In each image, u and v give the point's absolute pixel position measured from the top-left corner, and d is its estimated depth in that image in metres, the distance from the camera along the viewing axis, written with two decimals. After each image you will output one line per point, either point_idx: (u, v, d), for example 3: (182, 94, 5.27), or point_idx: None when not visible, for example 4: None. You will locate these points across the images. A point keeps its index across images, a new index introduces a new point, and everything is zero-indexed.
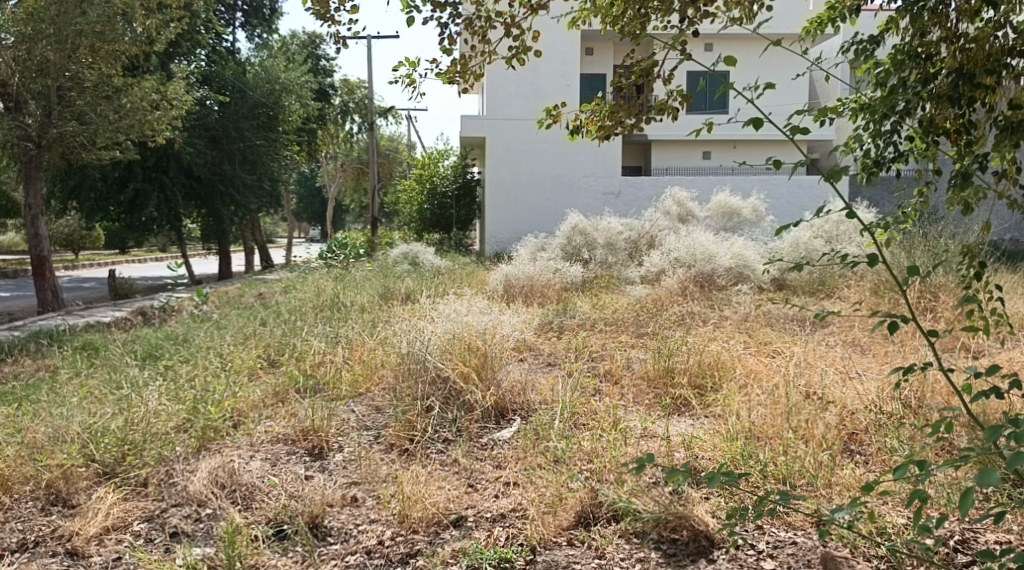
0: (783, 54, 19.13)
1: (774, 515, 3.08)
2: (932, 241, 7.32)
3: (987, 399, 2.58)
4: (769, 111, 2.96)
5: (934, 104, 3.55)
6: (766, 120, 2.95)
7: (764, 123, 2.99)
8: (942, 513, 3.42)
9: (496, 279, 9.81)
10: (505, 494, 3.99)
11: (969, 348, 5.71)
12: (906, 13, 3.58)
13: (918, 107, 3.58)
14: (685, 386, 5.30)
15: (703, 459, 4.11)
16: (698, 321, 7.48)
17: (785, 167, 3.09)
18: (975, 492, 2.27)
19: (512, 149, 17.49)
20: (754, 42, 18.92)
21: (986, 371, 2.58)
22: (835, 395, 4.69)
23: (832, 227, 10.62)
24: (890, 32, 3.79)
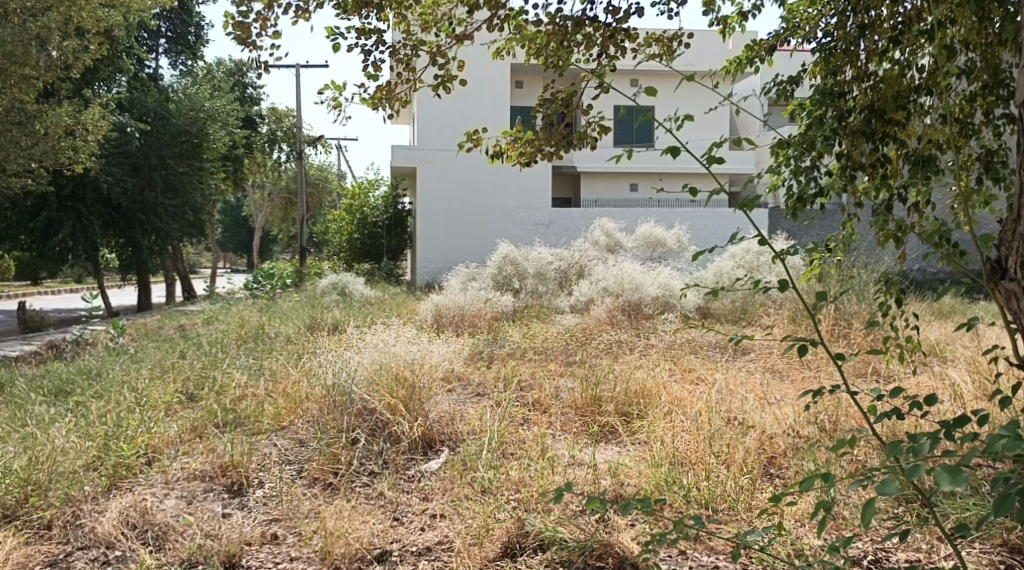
0: (695, 88, 19.71)
1: (692, 539, 3.12)
2: (849, 273, 7.61)
3: (890, 420, 2.62)
4: (686, 141, 2.98)
5: (849, 141, 3.70)
6: (684, 148, 2.98)
7: (681, 151, 3.00)
8: (854, 533, 3.52)
9: (427, 309, 9.79)
10: (431, 526, 3.94)
11: (881, 373, 5.94)
12: (819, 54, 3.79)
13: (834, 143, 3.74)
14: (612, 413, 5.35)
15: (628, 485, 4.15)
16: (626, 349, 7.58)
17: (700, 196, 3.04)
18: (877, 504, 2.30)
19: (442, 180, 17.49)
20: (669, 77, 19.36)
21: (889, 392, 2.63)
22: (756, 420, 4.80)
23: (752, 257, 10.92)
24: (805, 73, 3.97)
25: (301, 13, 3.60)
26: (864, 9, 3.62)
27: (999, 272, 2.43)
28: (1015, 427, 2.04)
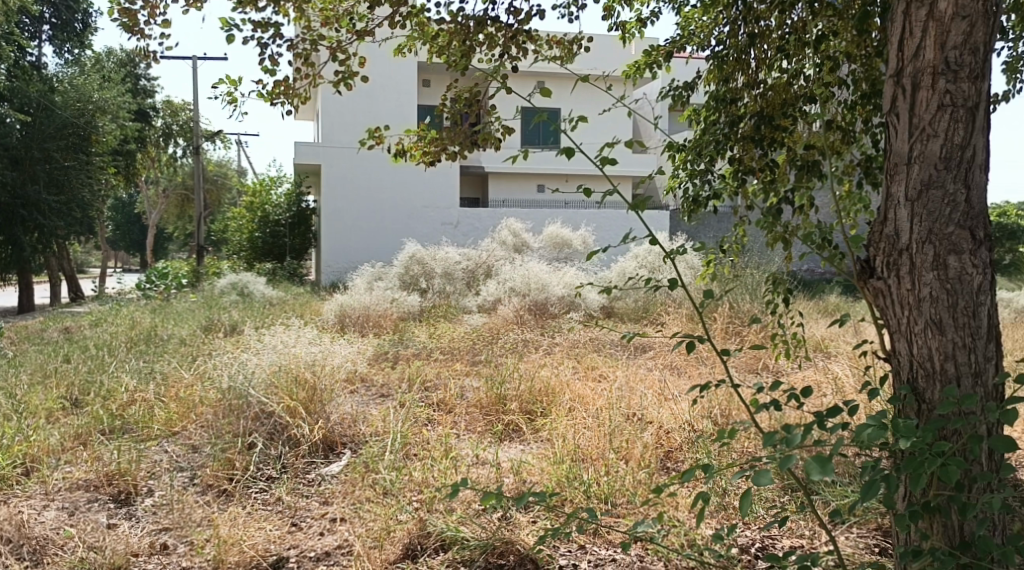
0: (589, 91, 20.23)
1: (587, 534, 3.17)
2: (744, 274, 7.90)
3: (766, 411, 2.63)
4: (579, 142, 3.02)
5: (740, 146, 3.84)
6: (578, 150, 3.01)
7: (575, 152, 3.04)
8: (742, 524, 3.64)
9: (330, 309, 9.62)
10: (331, 531, 3.87)
11: (773, 369, 6.17)
12: (713, 61, 3.92)
13: (727, 148, 3.89)
14: (516, 412, 5.39)
15: (530, 483, 4.18)
16: (530, 348, 7.63)
17: (594, 198, 3.02)
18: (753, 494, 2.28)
19: (346, 178, 17.19)
20: (564, 79, 19.85)
21: (766, 383, 2.63)
22: (653, 415, 4.92)
23: (654, 258, 11.20)
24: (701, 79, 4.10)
25: (192, 2, 3.47)
26: (754, 18, 3.74)
27: (868, 270, 2.55)
28: (878, 416, 2.11)
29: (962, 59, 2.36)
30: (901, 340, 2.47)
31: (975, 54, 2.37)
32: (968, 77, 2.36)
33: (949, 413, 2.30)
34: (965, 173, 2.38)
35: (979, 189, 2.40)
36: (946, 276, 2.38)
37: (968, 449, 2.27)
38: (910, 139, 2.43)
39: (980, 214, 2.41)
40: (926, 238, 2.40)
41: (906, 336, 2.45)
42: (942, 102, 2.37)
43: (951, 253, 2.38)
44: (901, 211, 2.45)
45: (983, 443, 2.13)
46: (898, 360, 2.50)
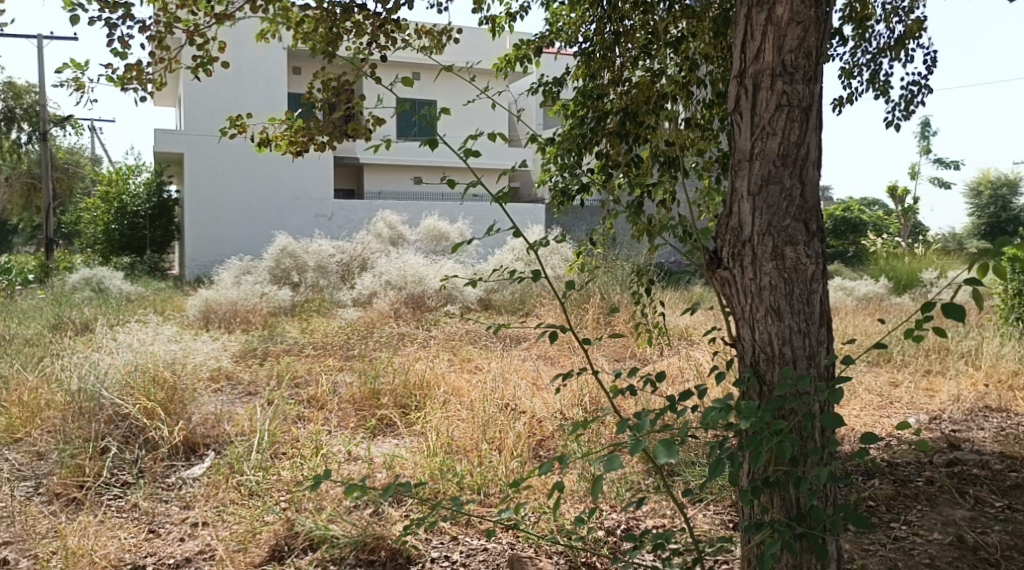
0: (453, 80, 20.26)
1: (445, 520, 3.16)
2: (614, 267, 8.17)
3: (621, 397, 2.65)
4: (443, 133, 3.00)
5: (607, 141, 3.96)
6: (441, 141, 2.98)
7: (439, 143, 3.01)
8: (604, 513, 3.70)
9: (195, 304, 9.22)
10: (191, 536, 3.72)
11: (642, 357, 6.39)
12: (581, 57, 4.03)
13: (594, 142, 3.99)
14: (390, 406, 5.33)
15: (403, 477, 4.15)
16: (405, 341, 7.57)
17: (459, 189, 2.97)
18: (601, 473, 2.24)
19: (212, 168, 16.49)
20: (429, 68, 19.78)
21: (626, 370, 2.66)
22: (526, 405, 4.99)
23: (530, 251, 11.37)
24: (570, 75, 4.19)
25: None
26: (618, 17, 3.89)
27: (715, 261, 2.67)
28: (724, 399, 2.19)
29: (797, 63, 2.50)
30: (745, 326, 2.60)
31: (809, 58, 2.51)
32: (803, 80, 2.50)
33: (786, 393, 2.43)
34: (801, 169, 2.52)
35: (813, 184, 2.55)
36: (784, 266, 2.52)
37: (804, 428, 2.41)
38: (751, 137, 2.55)
39: (814, 208, 2.56)
40: (766, 230, 2.53)
41: (749, 322, 2.58)
42: (780, 103, 2.50)
43: (788, 245, 2.52)
44: (743, 205, 2.57)
45: (819, 421, 2.27)
46: (742, 345, 2.63)
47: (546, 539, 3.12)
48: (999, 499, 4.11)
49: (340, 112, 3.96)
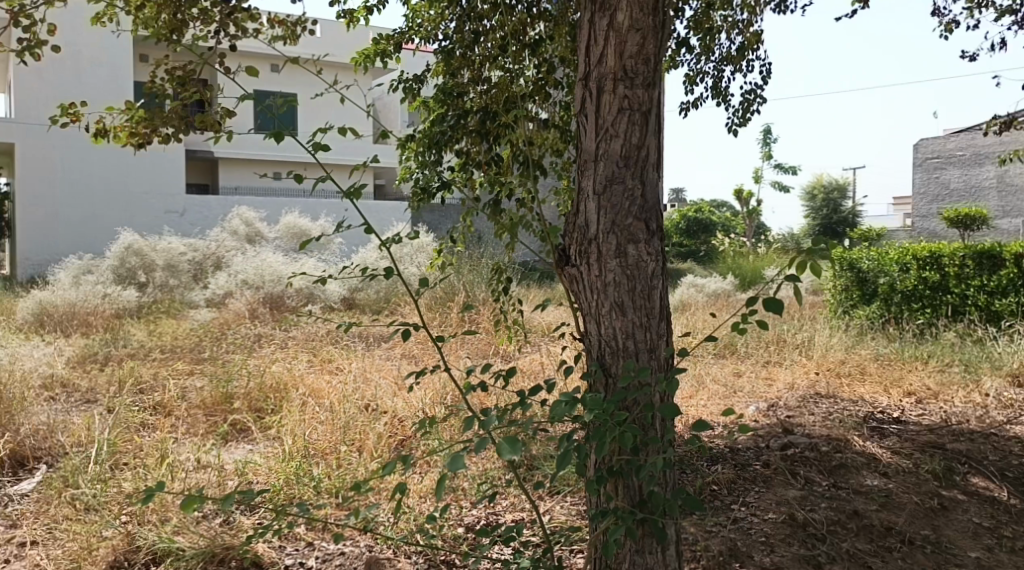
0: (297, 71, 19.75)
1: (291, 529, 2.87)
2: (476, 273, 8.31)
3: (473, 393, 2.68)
4: (290, 128, 2.90)
5: (468, 139, 4.01)
6: (288, 135, 2.87)
7: (286, 137, 2.91)
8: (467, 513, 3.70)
9: (27, 306, 8.55)
10: (18, 558, 3.47)
11: (503, 355, 6.47)
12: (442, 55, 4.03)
13: (454, 140, 4.02)
14: (244, 410, 5.15)
15: (256, 484, 4.02)
16: (261, 343, 7.32)
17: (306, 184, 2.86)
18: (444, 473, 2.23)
19: (48, 160, 15.35)
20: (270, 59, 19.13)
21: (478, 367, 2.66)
22: (387, 405, 4.95)
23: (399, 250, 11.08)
24: (431, 72, 4.19)
25: None
26: (477, 17, 3.97)
27: (563, 258, 2.73)
28: (570, 393, 2.27)
29: (638, 68, 2.59)
30: (592, 322, 2.67)
31: (649, 64, 2.61)
32: (643, 84, 2.60)
33: (628, 386, 2.52)
34: (642, 170, 2.62)
35: (654, 185, 2.66)
36: (627, 263, 2.62)
37: (645, 417, 2.51)
38: (596, 137, 2.63)
39: (655, 208, 2.66)
40: (610, 229, 2.61)
41: (595, 317, 2.66)
42: (622, 105, 2.59)
43: (630, 243, 2.61)
44: (589, 203, 2.64)
45: (658, 411, 2.38)
46: (589, 340, 2.70)
47: (395, 542, 3.03)
48: (827, 479, 4.45)
49: (183, 102, 3.78)
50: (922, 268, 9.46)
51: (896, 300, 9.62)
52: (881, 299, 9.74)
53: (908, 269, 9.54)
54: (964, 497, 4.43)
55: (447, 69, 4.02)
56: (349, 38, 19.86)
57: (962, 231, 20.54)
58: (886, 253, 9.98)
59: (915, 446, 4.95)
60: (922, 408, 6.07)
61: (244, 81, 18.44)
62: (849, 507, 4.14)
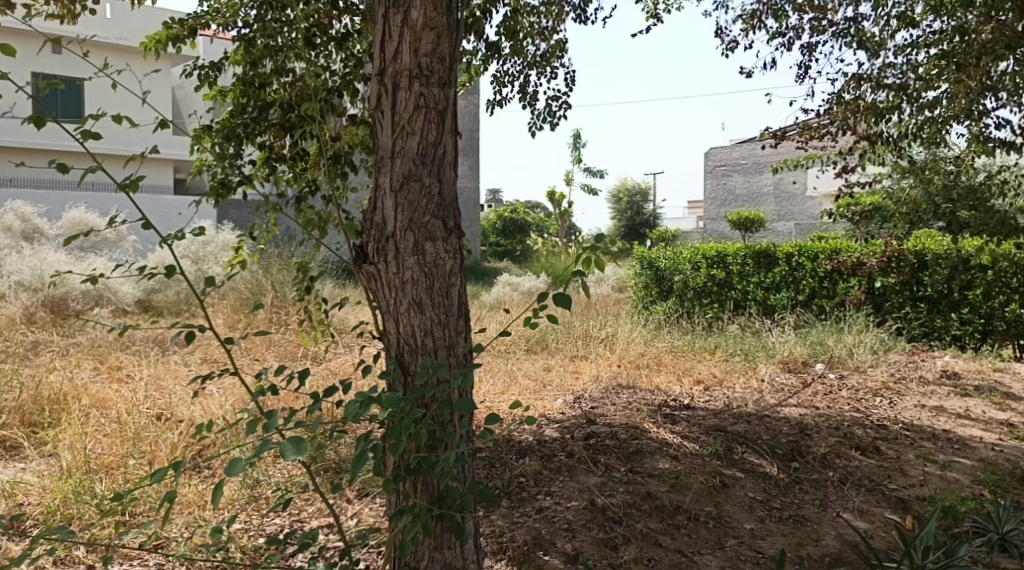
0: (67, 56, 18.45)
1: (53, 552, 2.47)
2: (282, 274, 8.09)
3: (265, 397, 2.58)
4: (56, 112, 2.65)
5: (270, 133, 3.90)
6: (52, 120, 2.63)
7: (52, 123, 2.66)
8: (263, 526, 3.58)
9: None
10: None
11: (311, 356, 6.33)
12: (242, 44, 3.88)
13: (256, 133, 3.90)
14: (16, 425, 4.70)
15: (28, 505, 3.69)
16: (39, 350, 6.73)
17: (73, 174, 2.65)
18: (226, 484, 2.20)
19: None
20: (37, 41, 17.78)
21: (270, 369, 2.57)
22: (184, 413, 4.69)
23: (199, 247, 10.40)
24: (229, 61, 4.01)
25: None
26: (278, 7, 3.84)
27: (360, 255, 2.71)
28: (365, 392, 2.24)
29: (432, 66, 2.61)
30: (391, 320, 2.67)
31: (443, 63, 2.63)
32: (438, 83, 2.62)
33: (426, 383, 2.54)
34: (438, 169, 2.64)
35: (450, 183, 2.69)
36: (424, 261, 2.63)
37: (442, 414, 2.54)
38: (392, 135, 2.62)
39: (452, 205, 2.70)
40: (407, 226, 2.62)
41: (394, 315, 2.66)
42: (417, 103, 2.60)
43: (428, 240, 2.63)
44: (386, 200, 2.63)
45: (454, 406, 2.42)
46: (388, 339, 2.70)
47: (180, 560, 2.68)
48: (624, 465, 4.69)
49: None
50: (711, 267, 10.23)
51: (688, 296, 10.40)
52: (676, 295, 10.49)
53: (699, 267, 10.29)
54: (741, 475, 4.83)
55: (246, 59, 3.86)
56: (130, 21, 18.77)
57: (744, 233, 22.37)
58: (680, 252, 10.71)
59: (701, 430, 5.34)
60: (709, 394, 6.55)
61: (10, 60, 17.11)
62: (643, 489, 4.39)
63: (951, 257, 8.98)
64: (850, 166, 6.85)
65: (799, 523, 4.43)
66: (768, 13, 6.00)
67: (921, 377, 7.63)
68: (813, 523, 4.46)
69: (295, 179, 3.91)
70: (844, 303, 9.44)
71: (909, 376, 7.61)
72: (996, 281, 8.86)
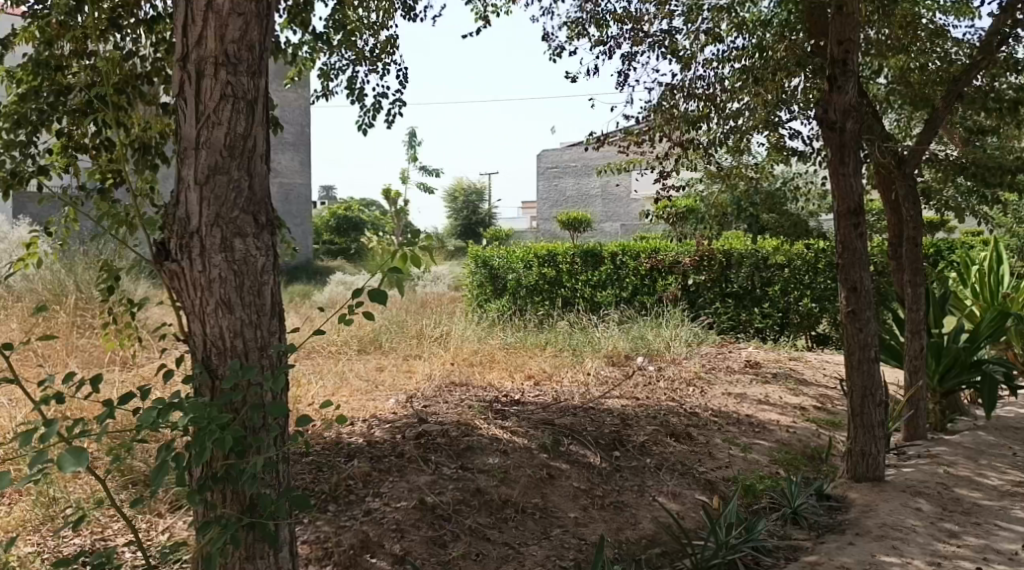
0: None
1: None
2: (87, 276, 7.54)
3: (50, 408, 2.39)
4: None
5: (69, 119, 3.60)
6: None
7: None
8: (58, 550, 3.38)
9: None
10: None
11: (120, 365, 5.94)
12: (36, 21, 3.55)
13: (53, 119, 3.59)
14: None
15: None
16: None
17: None
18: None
19: None
20: None
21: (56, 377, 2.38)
22: None
23: None
24: (22, 39, 3.67)
25: None
26: None
27: (162, 253, 2.60)
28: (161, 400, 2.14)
29: (240, 55, 2.55)
30: (196, 321, 2.58)
31: (252, 52, 2.58)
32: (247, 72, 2.56)
33: (236, 385, 2.47)
34: (247, 162, 2.58)
35: (261, 178, 2.63)
36: (232, 259, 2.56)
37: (253, 419, 2.46)
38: (197, 125, 2.54)
39: (262, 200, 2.64)
40: (214, 222, 2.55)
41: (199, 316, 2.57)
42: (224, 92, 2.53)
43: (236, 237, 2.57)
44: (191, 194, 2.55)
45: (266, 411, 2.37)
46: (193, 340, 2.61)
47: None
48: (454, 461, 4.71)
49: None
50: (542, 266, 10.54)
51: (522, 294, 10.69)
52: (510, 294, 10.76)
53: (531, 266, 10.58)
54: (567, 466, 4.97)
55: (41, 39, 3.55)
56: None
57: (573, 234, 23.08)
58: (514, 250, 10.97)
59: (529, 424, 5.45)
60: (538, 389, 6.69)
61: None
62: (473, 485, 4.43)
63: (754, 256, 9.67)
64: (666, 171, 7.32)
65: (618, 509, 4.65)
66: (592, 21, 6.20)
67: (728, 366, 8.22)
68: (632, 509, 4.69)
69: (98, 171, 3.64)
70: (662, 299, 9.93)
71: (718, 366, 8.16)
72: (792, 278, 9.55)
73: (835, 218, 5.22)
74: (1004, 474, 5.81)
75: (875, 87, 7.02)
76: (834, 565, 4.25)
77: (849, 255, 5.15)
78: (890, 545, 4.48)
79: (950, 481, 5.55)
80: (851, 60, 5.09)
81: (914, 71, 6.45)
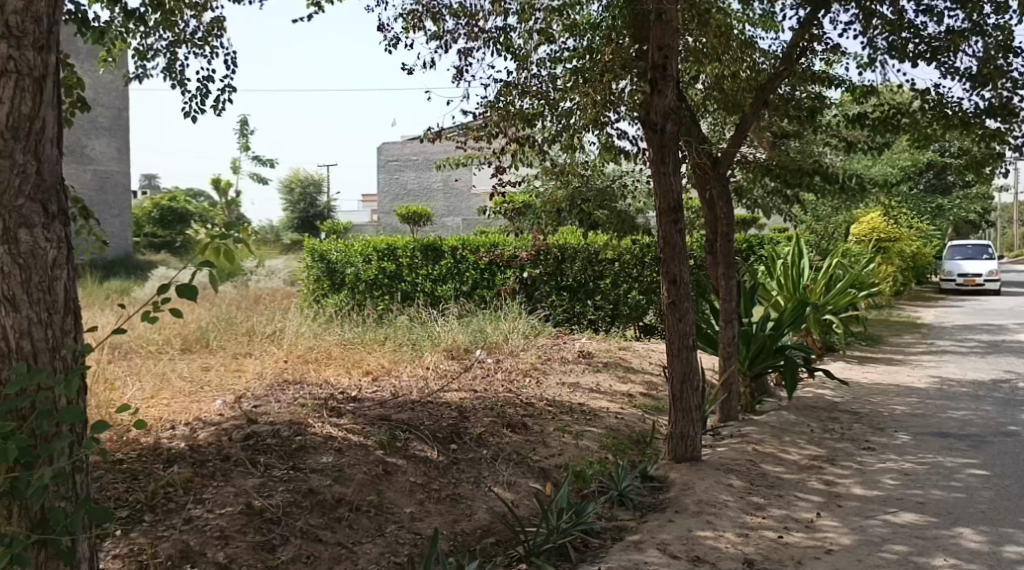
0: None
1: None
2: None
3: None
4: None
5: None
6: None
7: None
8: None
9: None
10: None
11: None
12: None
13: None
14: None
15: None
16: None
17: None
18: None
19: None
20: None
21: None
22: None
23: None
24: None
25: None
26: None
27: None
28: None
29: (25, 27, 2.49)
30: None
31: (39, 25, 2.52)
32: (33, 47, 2.50)
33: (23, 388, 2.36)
34: (35, 146, 2.51)
35: (50, 163, 2.57)
36: (17, 251, 2.49)
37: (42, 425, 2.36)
38: None
39: (52, 188, 2.58)
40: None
41: None
42: (8, 68, 2.46)
43: (22, 226, 2.49)
44: None
45: (57, 418, 2.29)
46: None
47: None
48: (285, 462, 4.55)
49: None
50: (381, 259, 10.39)
51: (361, 289, 10.50)
52: (348, 288, 10.55)
53: (370, 260, 10.43)
54: (403, 461, 4.93)
55: None
56: None
57: (413, 227, 23.00)
58: (352, 244, 10.78)
59: (366, 421, 5.36)
60: (376, 385, 6.61)
61: None
62: (304, 486, 4.30)
63: (586, 251, 9.99)
64: (505, 166, 7.31)
65: (454, 501, 4.68)
66: (428, 14, 6.16)
67: (562, 357, 8.45)
68: (467, 500, 4.73)
69: None
70: (501, 293, 10.08)
71: (552, 356, 8.37)
72: (622, 271, 9.95)
73: (657, 215, 5.48)
74: (802, 449, 6.32)
75: (694, 93, 7.56)
76: (655, 543, 4.47)
77: (669, 250, 5.43)
78: (705, 520, 4.77)
79: (758, 458, 5.97)
80: (669, 65, 5.35)
81: (728, 78, 7.14)
